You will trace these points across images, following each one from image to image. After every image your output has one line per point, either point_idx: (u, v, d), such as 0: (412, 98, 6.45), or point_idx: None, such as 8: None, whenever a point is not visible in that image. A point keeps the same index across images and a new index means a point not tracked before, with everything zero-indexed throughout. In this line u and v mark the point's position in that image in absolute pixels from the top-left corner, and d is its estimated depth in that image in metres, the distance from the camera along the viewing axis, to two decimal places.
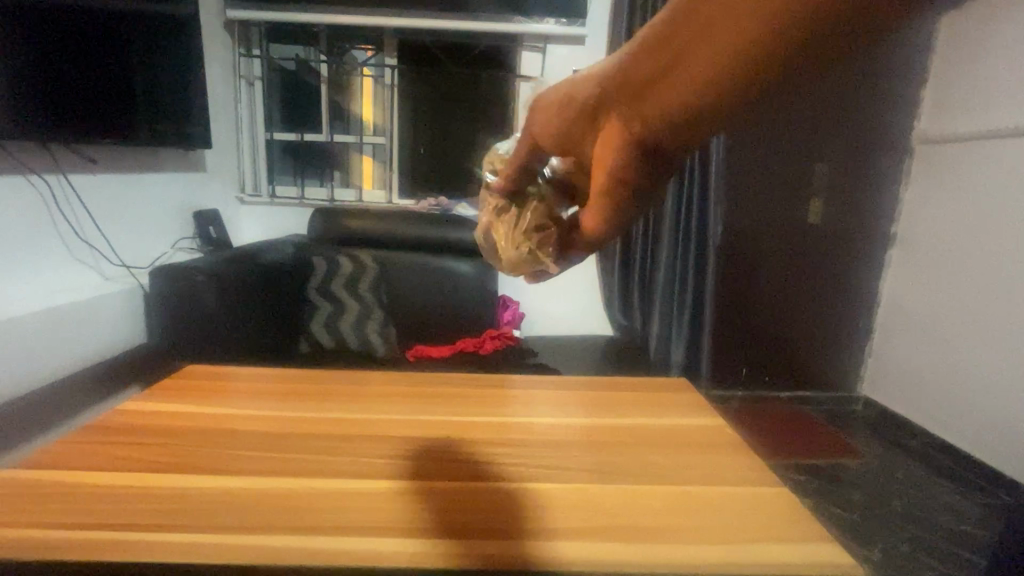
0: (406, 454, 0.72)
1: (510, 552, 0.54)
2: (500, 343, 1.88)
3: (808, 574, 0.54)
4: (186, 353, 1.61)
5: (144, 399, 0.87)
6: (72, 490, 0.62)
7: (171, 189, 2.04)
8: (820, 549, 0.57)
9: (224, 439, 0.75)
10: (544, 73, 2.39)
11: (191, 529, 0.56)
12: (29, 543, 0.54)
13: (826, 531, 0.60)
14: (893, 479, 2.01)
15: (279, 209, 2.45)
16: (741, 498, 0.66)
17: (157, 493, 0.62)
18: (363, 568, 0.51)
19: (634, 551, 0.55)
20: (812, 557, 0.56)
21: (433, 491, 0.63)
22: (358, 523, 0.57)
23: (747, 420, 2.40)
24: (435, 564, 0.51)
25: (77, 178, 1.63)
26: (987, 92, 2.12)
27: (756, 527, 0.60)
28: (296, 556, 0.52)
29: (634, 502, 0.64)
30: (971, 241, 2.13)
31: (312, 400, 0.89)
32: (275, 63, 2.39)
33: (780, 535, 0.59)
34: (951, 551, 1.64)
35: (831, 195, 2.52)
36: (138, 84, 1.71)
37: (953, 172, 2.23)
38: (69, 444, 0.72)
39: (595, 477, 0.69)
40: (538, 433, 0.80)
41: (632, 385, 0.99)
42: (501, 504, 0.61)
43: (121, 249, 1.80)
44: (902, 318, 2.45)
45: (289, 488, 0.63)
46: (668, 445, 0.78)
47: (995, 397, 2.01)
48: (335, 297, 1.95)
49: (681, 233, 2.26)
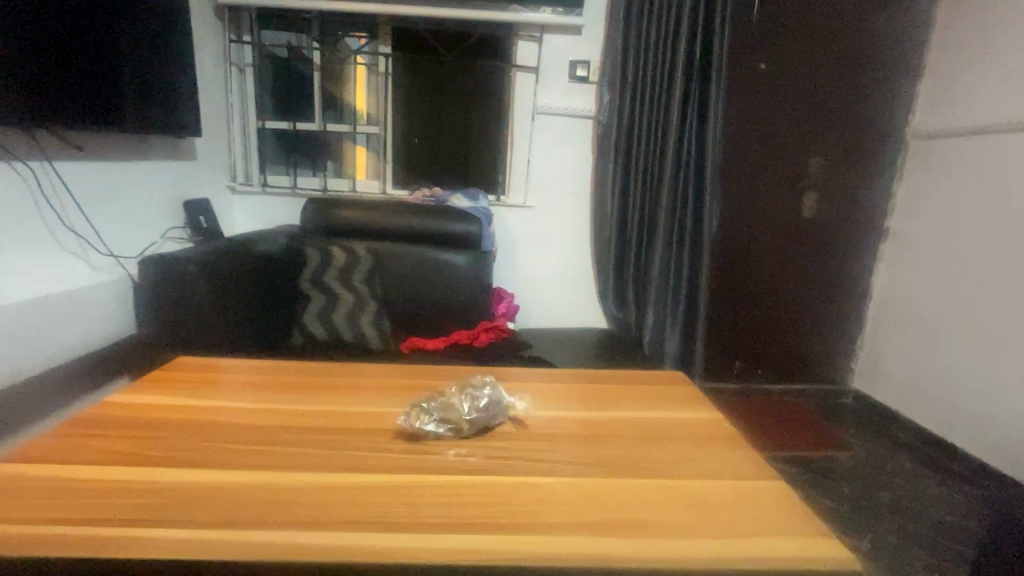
0: (392, 458, 0.81)
1: (481, 551, 0.64)
2: (495, 335, 1.88)
3: (742, 566, 0.64)
4: (174, 344, 1.58)
5: (149, 416, 0.90)
6: (92, 514, 0.66)
7: (162, 178, 2.01)
8: (756, 546, 0.67)
9: (226, 445, 0.82)
10: (541, 61, 2.31)
11: (211, 524, 0.65)
12: (65, 540, 0.62)
13: (762, 528, 0.70)
14: (882, 472, 2.04)
15: (272, 199, 2.43)
16: (686, 495, 0.75)
17: (172, 494, 0.71)
18: (358, 563, 0.61)
19: (588, 545, 0.65)
20: (746, 552, 0.65)
21: (416, 494, 0.73)
22: (353, 521, 0.67)
23: (738, 413, 2.43)
24: (419, 560, 0.62)
25: (61, 167, 1.59)
26: (978, 93, 2.14)
27: (701, 524, 0.70)
28: (300, 552, 0.62)
29: (591, 498, 0.74)
30: (963, 237, 2.15)
31: (304, 407, 0.95)
32: (266, 50, 2.36)
33: (721, 532, 0.68)
34: (937, 540, 1.67)
35: (825, 189, 2.50)
36: (125, 70, 1.67)
37: (943, 169, 2.26)
38: (82, 452, 0.79)
39: (559, 476, 0.79)
40: (513, 439, 0.88)
41: (626, 401, 1.04)
42: (474, 504, 0.72)
43: (107, 236, 1.77)
44: (891, 313, 2.48)
45: (293, 484, 0.74)
46: (628, 448, 0.87)
47: (980, 391, 2.06)
48: (328, 289, 1.93)
49: (675, 225, 2.27)
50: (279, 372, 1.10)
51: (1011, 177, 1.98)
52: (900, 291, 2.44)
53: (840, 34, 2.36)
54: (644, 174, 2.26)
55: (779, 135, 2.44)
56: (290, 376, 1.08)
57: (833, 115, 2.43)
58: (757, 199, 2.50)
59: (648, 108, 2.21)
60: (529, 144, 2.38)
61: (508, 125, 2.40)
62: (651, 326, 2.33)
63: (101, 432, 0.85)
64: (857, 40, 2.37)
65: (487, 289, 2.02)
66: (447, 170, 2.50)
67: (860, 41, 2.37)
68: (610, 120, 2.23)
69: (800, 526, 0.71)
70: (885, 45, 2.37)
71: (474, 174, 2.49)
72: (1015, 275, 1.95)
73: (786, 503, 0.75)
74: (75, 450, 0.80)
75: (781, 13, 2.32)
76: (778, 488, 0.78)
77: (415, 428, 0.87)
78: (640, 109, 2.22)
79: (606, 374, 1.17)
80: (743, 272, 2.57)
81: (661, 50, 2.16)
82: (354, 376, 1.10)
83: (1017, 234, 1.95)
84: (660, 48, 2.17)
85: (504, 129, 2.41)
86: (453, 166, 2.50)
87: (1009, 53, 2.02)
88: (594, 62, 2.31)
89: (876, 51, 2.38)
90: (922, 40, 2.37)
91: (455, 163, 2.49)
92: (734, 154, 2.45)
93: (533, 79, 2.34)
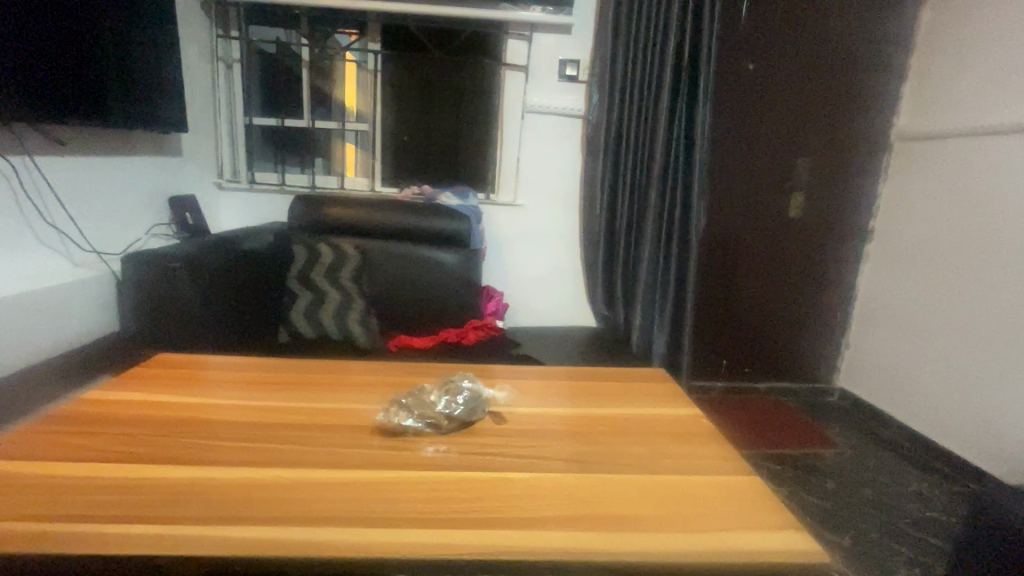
0: (377, 454, 0.83)
1: (464, 544, 0.65)
2: (483, 334, 1.89)
3: (714, 558, 0.66)
4: (159, 342, 1.57)
5: (139, 413, 0.91)
6: (75, 512, 0.67)
7: (146, 174, 1.98)
8: (728, 538, 0.69)
9: (214, 442, 0.84)
10: (531, 59, 2.31)
11: (198, 520, 0.67)
12: (49, 537, 0.63)
13: (734, 521, 0.72)
14: (865, 468, 2.07)
15: (259, 195, 2.40)
16: (663, 489, 0.78)
17: (158, 491, 0.72)
18: (343, 554, 0.63)
19: (566, 536, 0.67)
20: (718, 544, 0.68)
21: (401, 490, 0.75)
22: (338, 516, 0.69)
23: (725, 412, 2.46)
24: (401, 552, 0.63)
25: (42, 161, 1.57)
26: (959, 96, 2.18)
27: (676, 517, 0.72)
28: (286, 546, 0.63)
29: (570, 491, 0.76)
30: (945, 237, 2.18)
31: (291, 406, 0.97)
32: (255, 46, 2.34)
33: (695, 525, 0.71)
34: (917, 535, 1.70)
35: (811, 189, 2.53)
36: (110, 65, 1.65)
37: (927, 170, 2.30)
38: (68, 450, 0.80)
39: (540, 471, 0.81)
40: (496, 435, 0.91)
41: (607, 399, 1.06)
42: (458, 499, 0.74)
43: (90, 232, 1.75)
44: (876, 312, 2.52)
45: (281, 481, 0.75)
46: (608, 443, 0.90)
47: (960, 389, 2.09)
48: (315, 286, 1.93)
49: (663, 225, 2.30)
50: (265, 371, 1.11)
51: (991, 179, 2.02)
52: (884, 290, 2.48)
53: (827, 36, 2.38)
54: (632, 173, 2.27)
55: (767, 136, 2.46)
56: (276, 375, 1.09)
57: (820, 116, 2.46)
58: (745, 200, 2.52)
59: (637, 107, 2.21)
60: (519, 142, 2.38)
61: (497, 123, 2.40)
62: (639, 325, 2.34)
63: (85, 430, 0.85)
64: (844, 42, 2.39)
65: (476, 287, 2.02)
66: (437, 168, 2.49)
67: (847, 43, 2.39)
68: (599, 119, 2.23)
69: (768, 520, 0.73)
70: (871, 47, 2.40)
71: (463, 172, 2.49)
72: (997, 275, 1.98)
73: (757, 498, 0.78)
74: (58, 448, 0.80)
75: (769, 15, 2.34)
76: (750, 484, 0.81)
77: (393, 424, 0.90)
78: (629, 108, 2.23)
79: (589, 373, 1.20)
80: (731, 271, 2.59)
81: (650, 50, 2.17)
82: (340, 376, 1.11)
83: (1000, 235, 1.98)
84: (650, 48, 2.17)
85: (494, 127, 2.41)
86: (442, 164, 2.49)
87: (990, 57, 2.06)
88: (584, 61, 2.31)
89: (863, 53, 2.40)
90: (907, 43, 2.41)
91: (444, 161, 2.48)
92: (723, 154, 2.46)
93: (523, 78, 2.34)
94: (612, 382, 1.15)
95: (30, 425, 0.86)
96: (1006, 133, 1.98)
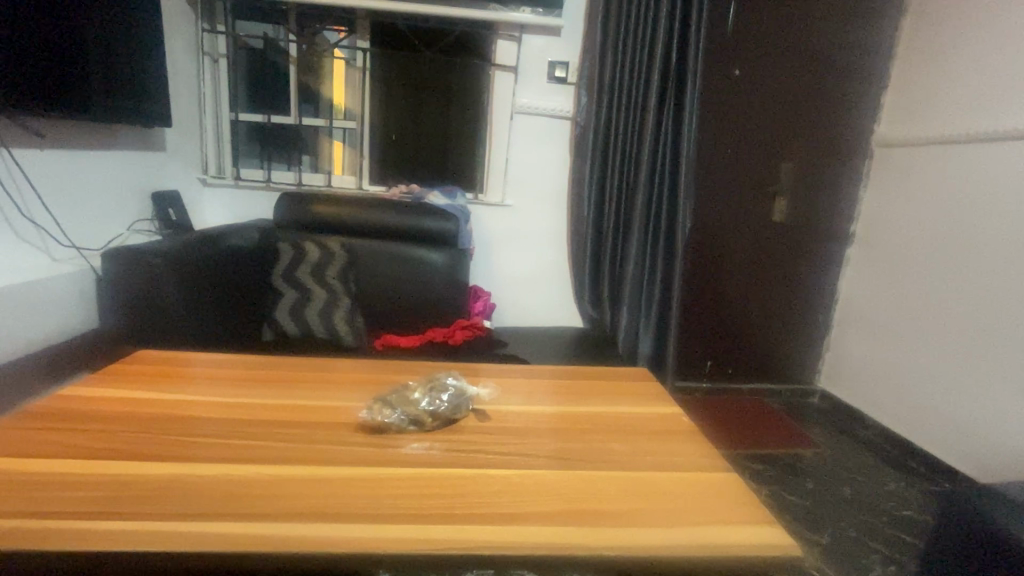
0: (360, 451, 0.83)
1: (445, 541, 0.65)
2: (470, 333, 1.88)
3: (689, 551, 0.67)
4: (138, 338, 1.53)
5: (117, 411, 0.89)
6: (49, 509, 0.66)
7: (128, 170, 1.95)
8: (705, 533, 0.70)
9: (193, 439, 0.83)
10: (520, 61, 2.31)
11: (177, 517, 0.66)
12: (26, 534, 0.62)
13: (713, 517, 0.74)
14: (844, 468, 2.11)
15: (244, 192, 2.37)
16: (643, 487, 0.79)
17: (137, 488, 0.71)
18: (324, 550, 0.63)
19: (547, 532, 0.68)
20: (696, 540, 0.69)
21: (383, 486, 0.75)
22: (320, 513, 0.69)
23: (707, 412, 2.51)
24: (384, 549, 0.63)
25: (21, 156, 1.53)
26: (934, 105, 2.25)
27: (654, 514, 0.73)
28: (265, 543, 0.63)
29: (550, 487, 0.77)
30: (923, 241, 2.23)
31: (273, 403, 0.96)
32: (240, 40, 2.31)
33: (673, 521, 0.72)
34: (893, 533, 1.73)
35: (795, 193, 2.57)
36: (91, 59, 1.62)
37: (905, 176, 2.35)
38: (44, 448, 0.78)
39: (520, 468, 0.81)
40: (481, 432, 0.91)
41: (590, 397, 1.07)
42: (441, 494, 0.74)
43: (69, 227, 1.72)
44: (856, 315, 2.57)
45: (261, 477, 0.75)
46: (590, 441, 0.90)
47: (934, 390, 2.15)
48: (301, 285, 1.89)
49: (650, 226, 2.32)
50: (249, 369, 1.10)
51: (966, 185, 2.08)
52: (863, 292, 2.54)
53: (812, 42, 2.42)
54: (618, 174, 2.29)
55: (754, 140, 2.50)
56: (259, 373, 1.09)
57: (804, 121, 2.50)
58: (731, 203, 2.55)
59: (624, 109, 2.23)
60: (507, 142, 2.38)
61: (486, 124, 2.40)
62: (624, 326, 2.36)
63: (64, 428, 0.84)
64: (828, 50, 2.44)
65: (463, 288, 2.03)
66: (425, 166, 2.49)
67: (831, 50, 2.43)
68: (588, 121, 2.26)
69: (746, 515, 0.75)
70: (853, 55, 2.45)
71: (453, 171, 2.49)
72: (974, 279, 2.02)
73: (735, 494, 0.79)
74: (34, 446, 0.78)
75: (756, 20, 2.37)
76: (727, 480, 0.83)
77: (378, 421, 0.90)
78: (616, 111, 2.24)
79: (575, 372, 1.20)
80: (715, 273, 2.62)
81: (639, 52, 2.19)
82: (325, 373, 1.11)
83: (978, 240, 2.02)
84: (637, 52, 2.19)
85: (483, 128, 2.41)
86: (431, 163, 2.49)
87: (965, 68, 2.12)
88: (575, 64, 2.32)
89: (844, 59, 2.45)
90: (888, 52, 2.45)
91: (433, 160, 2.48)
92: (710, 155, 2.49)
93: (512, 79, 2.34)
94: (598, 381, 1.16)
95: (5, 422, 0.84)
96: (987, 141, 2.01)
